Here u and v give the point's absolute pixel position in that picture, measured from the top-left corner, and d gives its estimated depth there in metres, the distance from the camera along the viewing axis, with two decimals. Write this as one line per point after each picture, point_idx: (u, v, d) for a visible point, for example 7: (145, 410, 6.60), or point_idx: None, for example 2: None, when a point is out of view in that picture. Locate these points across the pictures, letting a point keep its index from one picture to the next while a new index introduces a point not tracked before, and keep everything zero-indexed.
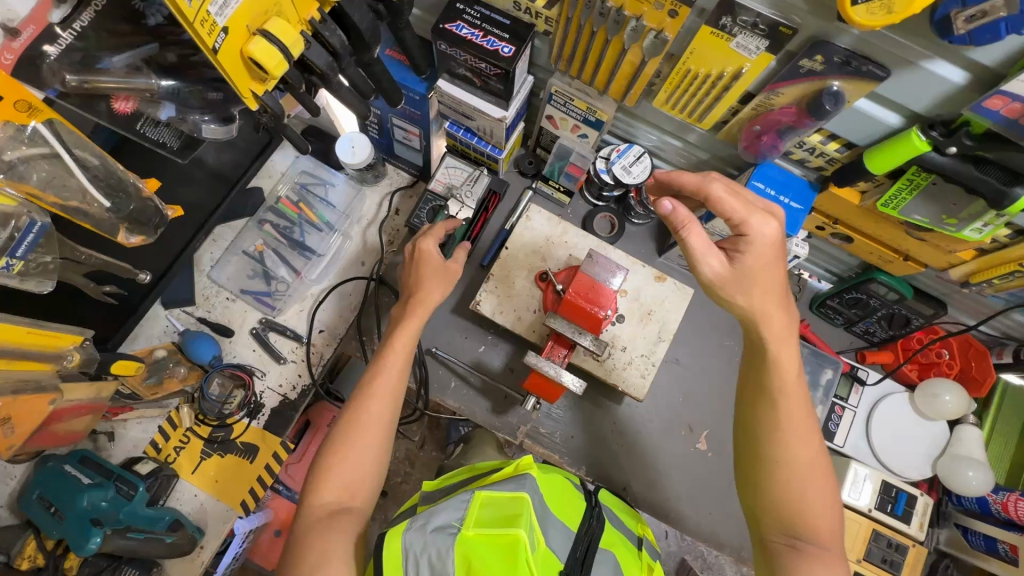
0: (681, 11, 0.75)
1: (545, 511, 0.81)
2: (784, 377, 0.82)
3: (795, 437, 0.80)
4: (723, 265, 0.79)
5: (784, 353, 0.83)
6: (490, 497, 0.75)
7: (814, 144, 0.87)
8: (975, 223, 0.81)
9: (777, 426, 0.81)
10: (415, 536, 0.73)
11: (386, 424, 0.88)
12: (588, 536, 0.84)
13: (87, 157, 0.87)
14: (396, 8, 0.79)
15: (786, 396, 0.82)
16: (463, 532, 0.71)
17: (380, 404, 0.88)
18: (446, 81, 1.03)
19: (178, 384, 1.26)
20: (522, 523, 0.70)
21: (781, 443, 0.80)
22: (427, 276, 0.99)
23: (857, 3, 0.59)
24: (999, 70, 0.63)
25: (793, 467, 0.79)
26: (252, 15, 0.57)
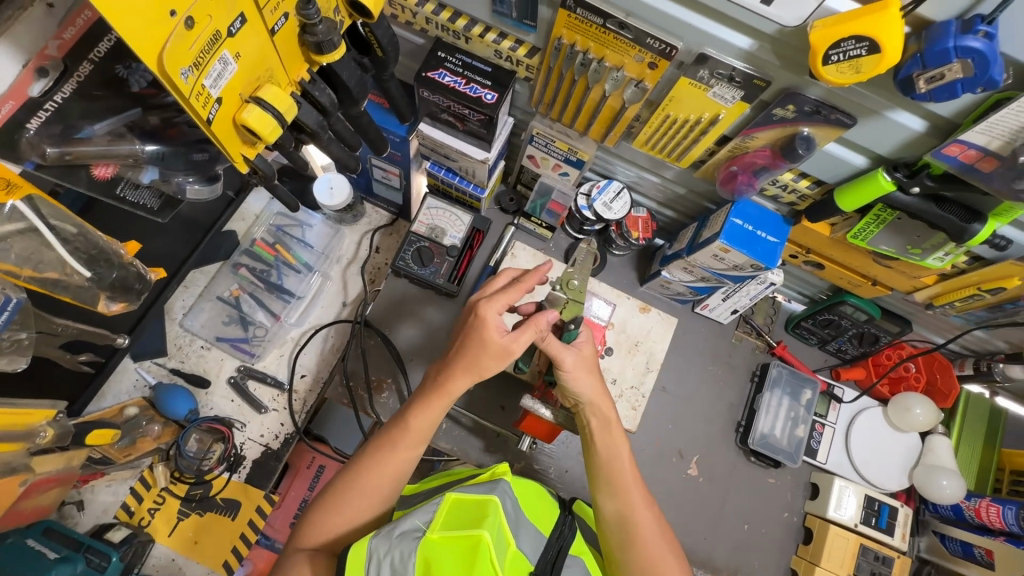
0: (659, 64, 0.78)
1: (518, 514, 0.77)
2: (620, 461, 0.87)
3: (640, 508, 0.84)
4: (576, 359, 0.86)
5: (615, 438, 0.88)
6: (457, 501, 0.72)
7: (786, 182, 0.91)
8: (937, 252, 0.87)
9: (620, 505, 0.84)
10: (381, 541, 0.69)
11: (384, 495, 0.83)
12: (558, 543, 0.79)
13: (64, 228, 0.84)
14: (382, 62, 0.80)
15: (626, 475, 0.86)
16: (429, 534, 0.68)
17: (385, 476, 0.83)
18: (428, 124, 1.05)
19: (152, 443, 1.19)
20: (485, 523, 0.67)
21: (632, 528, 0.83)
22: (481, 348, 0.83)
23: (828, 63, 0.63)
24: (954, 120, 0.69)
25: (642, 541, 0.82)
26: (245, 83, 0.57)
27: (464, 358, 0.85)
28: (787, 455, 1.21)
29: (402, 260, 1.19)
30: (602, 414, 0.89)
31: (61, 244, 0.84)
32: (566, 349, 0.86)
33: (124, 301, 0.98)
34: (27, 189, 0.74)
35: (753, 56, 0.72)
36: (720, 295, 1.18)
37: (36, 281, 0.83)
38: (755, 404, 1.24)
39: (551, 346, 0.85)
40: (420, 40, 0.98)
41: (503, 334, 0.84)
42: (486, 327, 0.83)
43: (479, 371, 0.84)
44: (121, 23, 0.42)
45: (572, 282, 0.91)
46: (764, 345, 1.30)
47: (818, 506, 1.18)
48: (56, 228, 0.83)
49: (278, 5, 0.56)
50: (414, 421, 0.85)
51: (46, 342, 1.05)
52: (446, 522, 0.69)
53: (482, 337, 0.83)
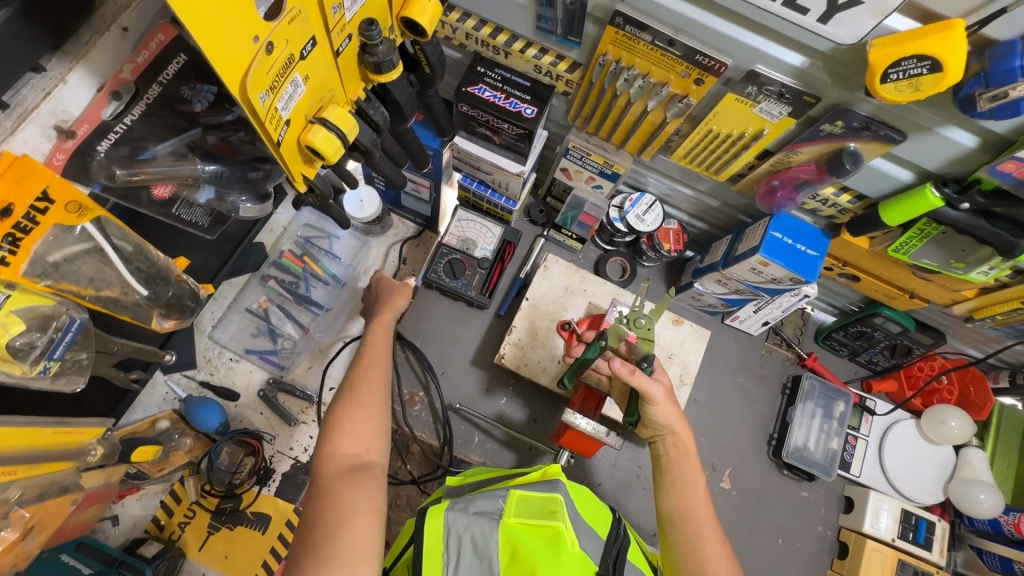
0: (706, 81, 0.78)
1: (578, 514, 0.77)
2: (693, 488, 0.84)
3: (711, 536, 0.80)
4: (664, 392, 0.84)
5: (690, 468, 0.85)
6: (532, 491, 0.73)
7: (826, 196, 0.91)
8: (981, 266, 0.87)
9: (687, 522, 0.81)
10: (457, 515, 0.71)
11: (383, 382, 0.87)
12: (616, 545, 0.78)
13: (124, 246, 0.81)
14: (429, 78, 0.80)
15: (699, 501, 0.83)
16: (506, 519, 0.69)
17: (372, 372, 0.87)
18: (464, 138, 1.05)
19: (184, 456, 1.17)
20: (563, 517, 0.69)
21: (699, 540, 0.80)
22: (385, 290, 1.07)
23: (885, 82, 0.63)
24: (1008, 137, 0.68)
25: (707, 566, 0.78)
26: (311, 104, 0.57)
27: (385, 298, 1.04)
28: (821, 469, 1.20)
29: (434, 273, 1.19)
30: (680, 443, 0.87)
31: (123, 263, 0.83)
32: (653, 383, 0.83)
33: (176, 318, 1.02)
34: (97, 211, 0.71)
35: (804, 73, 0.72)
36: (752, 307, 1.18)
37: (98, 301, 0.81)
38: (788, 417, 1.24)
39: (640, 380, 0.82)
40: (459, 55, 0.99)
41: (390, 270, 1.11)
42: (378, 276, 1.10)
43: (398, 295, 1.04)
44: (213, 48, 0.42)
45: (637, 319, 0.89)
46: (795, 357, 1.30)
47: (854, 520, 1.17)
48: (118, 247, 0.80)
49: (344, 26, 0.57)
50: (374, 342, 0.94)
51: (103, 362, 1.01)
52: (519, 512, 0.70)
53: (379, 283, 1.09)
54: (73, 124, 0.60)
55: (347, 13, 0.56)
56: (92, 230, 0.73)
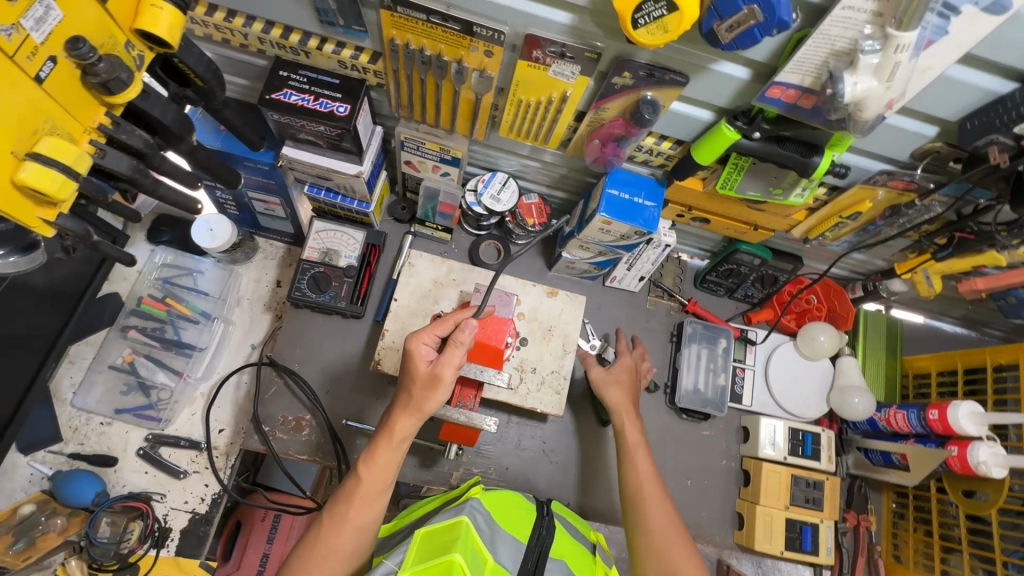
0: (495, 51, 0.78)
1: (493, 529, 0.78)
2: (637, 470, 0.97)
3: (651, 499, 0.93)
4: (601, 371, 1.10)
5: (634, 451, 0.99)
6: (427, 531, 0.72)
7: (650, 146, 0.93)
8: (796, 188, 0.91)
9: (637, 502, 0.93)
10: None
11: (351, 556, 0.79)
12: (538, 547, 0.79)
13: None
14: (206, 91, 0.75)
15: (640, 475, 0.96)
16: (400, 574, 0.67)
17: (348, 537, 0.79)
18: (292, 148, 1.00)
19: (58, 537, 1.09)
20: (455, 547, 0.68)
21: (642, 506, 0.92)
22: (414, 384, 0.84)
23: (638, 27, 0.64)
24: (772, 64, 0.72)
25: (656, 531, 0.89)
26: (14, 140, 0.51)
27: (416, 395, 0.84)
28: (714, 406, 1.25)
29: (298, 289, 1.14)
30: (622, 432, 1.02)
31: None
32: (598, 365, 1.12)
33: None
34: None
35: (576, 29, 0.72)
36: (624, 265, 1.20)
37: None
38: (676, 363, 1.28)
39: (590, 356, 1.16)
40: (261, 61, 0.94)
41: (433, 361, 0.86)
42: (413, 359, 0.85)
43: (416, 408, 0.84)
44: None
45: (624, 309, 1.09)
46: (677, 305, 1.34)
47: (751, 448, 1.23)
48: None
49: (36, 48, 0.52)
50: (365, 478, 0.82)
51: None
52: (417, 556, 0.69)
53: (412, 370, 0.85)
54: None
55: (33, 35, 0.51)
56: None
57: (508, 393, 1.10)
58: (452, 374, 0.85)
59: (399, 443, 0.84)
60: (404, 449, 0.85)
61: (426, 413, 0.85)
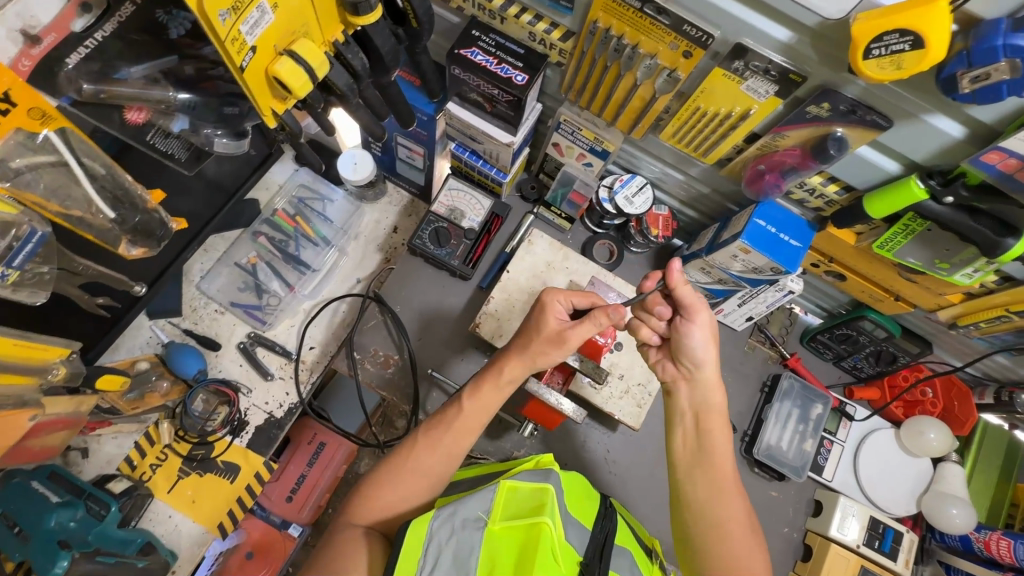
0: (695, 53, 0.77)
1: (566, 505, 0.81)
2: (716, 451, 0.86)
3: (735, 500, 0.84)
4: (709, 322, 0.88)
5: (716, 426, 0.88)
6: (514, 488, 0.76)
7: (814, 186, 0.89)
8: (965, 268, 0.84)
9: (713, 493, 0.84)
10: (440, 525, 0.74)
11: (436, 477, 0.86)
12: (603, 530, 0.83)
13: (93, 166, 0.89)
14: (416, 33, 0.80)
15: (726, 464, 0.86)
16: (490, 525, 0.72)
17: (435, 460, 0.85)
18: (456, 105, 1.05)
19: (159, 399, 1.20)
20: (546, 512, 0.72)
21: (721, 501, 0.84)
22: (541, 338, 0.89)
23: (868, 58, 0.61)
24: (996, 127, 0.66)
25: (730, 529, 0.82)
26: (281, 35, 0.57)
27: (536, 346, 0.89)
28: (792, 469, 1.19)
29: (419, 239, 1.20)
30: (704, 397, 0.88)
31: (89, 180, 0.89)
32: (695, 314, 0.87)
33: (145, 246, 1.02)
34: (63, 122, 0.80)
35: (791, 49, 0.71)
36: (736, 300, 1.16)
37: (64, 218, 0.88)
38: (762, 415, 1.22)
39: (688, 293, 0.87)
40: (456, 18, 0.99)
41: (563, 322, 0.90)
42: (547, 313, 0.90)
43: (532, 356, 0.89)
44: None
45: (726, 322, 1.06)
46: (777, 356, 1.28)
47: (821, 524, 1.16)
48: (86, 166, 0.88)
49: None
50: (465, 410, 0.88)
51: (65, 280, 1.07)
52: (505, 511, 0.74)
53: (542, 323, 0.90)
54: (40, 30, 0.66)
55: None
56: (58, 141, 0.80)
57: (592, 390, 1.09)
58: (577, 341, 0.88)
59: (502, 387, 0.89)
60: (507, 393, 0.91)
61: (537, 364, 0.90)
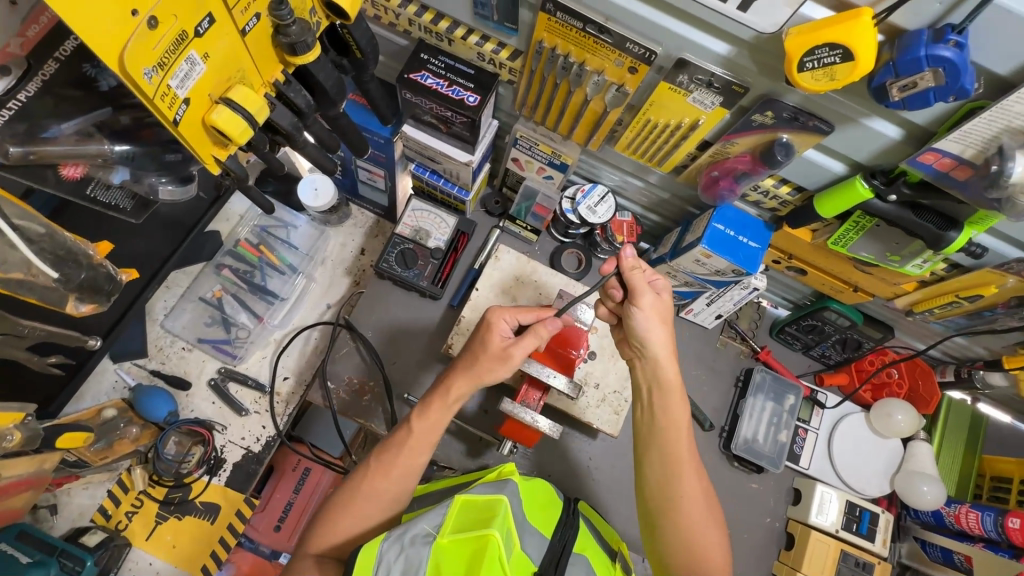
0: (640, 69, 0.78)
1: (523, 516, 0.83)
2: (674, 427, 0.87)
3: (690, 477, 0.85)
4: (652, 301, 0.87)
5: (672, 401, 0.88)
6: (467, 501, 0.77)
7: (767, 188, 0.91)
8: (916, 259, 0.87)
9: (669, 471, 0.85)
10: (390, 545, 0.74)
11: (392, 498, 0.86)
12: (561, 540, 0.85)
13: (31, 227, 0.87)
14: (361, 63, 0.79)
15: (681, 441, 0.86)
16: (439, 538, 0.73)
17: (387, 483, 0.86)
18: (412, 126, 1.05)
19: (130, 445, 1.17)
20: (494, 524, 0.72)
21: (678, 481, 0.84)
22: (484, 356, 0.88)
23: (803, 70, 0.63)
24: (929, 128, 0.69)
25: (688, 509, 0.84)
26: (215, 83, 0.56)
27: (479, 363, 0.89)
28: (770, 461, 1.21)
29: (386, 262, 1.19)
30: (658, 373, 0.89)
31: (27, 244, 0.86)
32: (643, 288, 0.86)
33: (93, 302, 0.98)
34: None
35: (731, 61, 0.72)
36: (704, 299, 1.17)
37: (4, 284, 0.84)
38: (738, 410, 1.25)
39: (636, 277, 0.86)
40: (404, 41, 0.98)
41: (508, 340, 0.89)
42: (491, 332, 0.89)
43: (477, 375, 0.88)
44: (92, 36, 0.42)
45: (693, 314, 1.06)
46: (748, 350, 1.31)
47: (800, 512, 1.18)
48: (22, 228, 0.86)
49: (249, 5, 0.55)
50: (416, 430, 0.88)
51: (11, 344, 1.02)
52: (455, 525, 0.74)
53: (486, 343, 0.89)
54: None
55: None
56: None
57: (568, 402, 1.10)
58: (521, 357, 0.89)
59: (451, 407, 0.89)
60: (456, 409, 0.90)
61: (483, 382, 0.89)
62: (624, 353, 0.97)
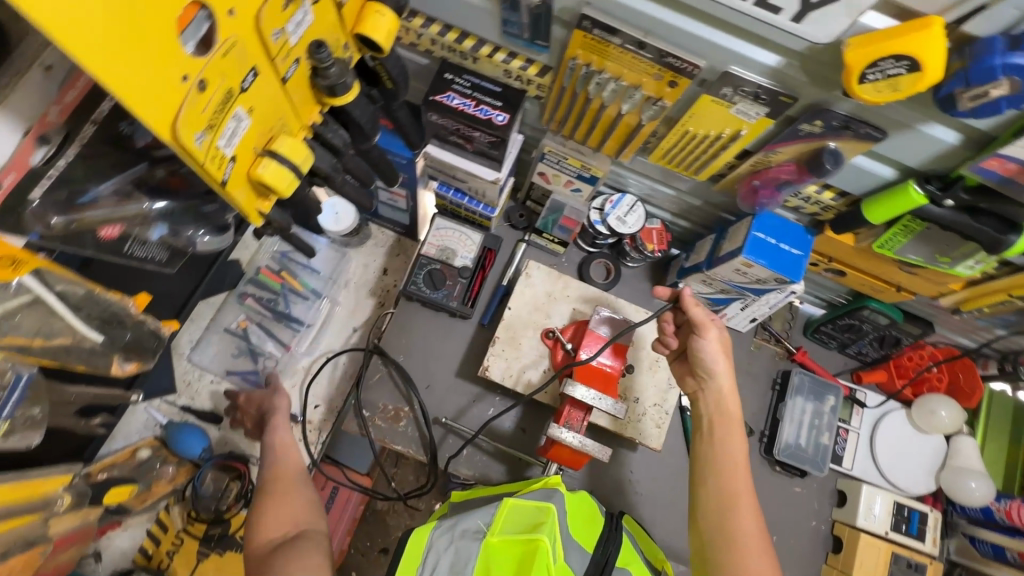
0: (680, 83, 0.75)
1: (568, 529, 0.81)
2: (732, 462, 0.86)
3: (746, 514, 0.82)
4: (718, 335, 0.90)
5: (732, 436, 0.89)
6: (515, 506, 0.76)
7: (809, 194, 0.89)
8: (967, 260, 0.85)
9: (727, 499, 0.84)
10: (441, 533, 0.76)
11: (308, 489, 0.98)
12: (604, 556, 0.82)
13: (74, 292, 0.78)
14: (392, 93, 0.77)
15: (738, 476, 0.85)
16: (489, 538, 0.72)
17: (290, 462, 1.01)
18: (437, 146, 1.03)
19: (167, 485, 1.17)
20: (542, 530, 0.71)
21: (734, 513, 0.82)
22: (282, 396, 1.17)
23: (863, 83, 0.61)
24: (990, 133, 0.66)
25: (742, 543, 0.80)
26: (259, 136, 0.53)
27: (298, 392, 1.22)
28: (813, 464, 1.19)
29: (414, 284, 1.16)
30: (721, 405, 0.91)
31: (73, 311, 0.78)
32: (711, 321, 0.90)
33: (138, 359, 0.97)
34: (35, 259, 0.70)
35: (781, 73, 0.69)
36: (739, 305, 1.15)
37: (48, 353, 0.78)
38: (778, 414, 1.23)
39: (700, 312, 0.90)
40: (426, 61, 0.95)
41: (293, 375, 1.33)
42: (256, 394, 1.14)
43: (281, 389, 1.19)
44: (148, 109, 0.40)
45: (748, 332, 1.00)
46: (784, 351, 1.29)
47: (847, 515, 1.17)
48: (65, 294, 0.76)
49: (290, 51, 0.53)
50: (278, 435, 1.07)
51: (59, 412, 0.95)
52: (504, 527, 0.74)
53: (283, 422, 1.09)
54: (0, 174, 0.52)
55: (291, 38, 0.52)
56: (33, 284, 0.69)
57: (609, 418, 1.08)
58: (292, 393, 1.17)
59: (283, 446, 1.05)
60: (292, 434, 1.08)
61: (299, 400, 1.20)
62: (688, 388, 1.00)
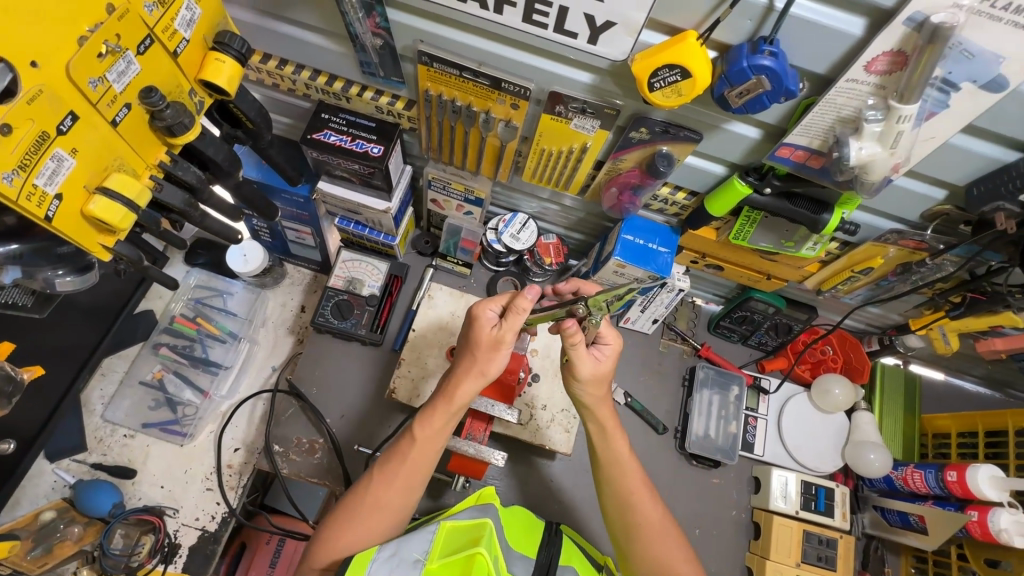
0: (521, 105, 0.83)
1: (506, 543, 0.81)
2: (621, 461, 0.89)
3: (645, 502, 0.88)
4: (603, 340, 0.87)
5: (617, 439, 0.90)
6: (454, 525, 0.76)
7: (665, 196, 0.97)
8: (808, 242, 0.93)
9: (624, 499, 0.88)
10: (380, 566, 0.72)
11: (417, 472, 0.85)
12: (546, 558, 0.82)
13: None
14: (255, 132, 0.82)
15: (628, 476, 0.89)
16: (428, 564, 0.72)
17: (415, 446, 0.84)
18: (328, 183, 1.06)
19: (73, 546, 1.13)
20: (480, 542, 0.71)
21: (631, 505, 0.88)
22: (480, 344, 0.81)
23: (654, 90, 0.68)
24: (782, 125, 0.75)
25: (645, 530, 0.87)
26: (88, 175, 0.57)
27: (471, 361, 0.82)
28: (724, 453, 1.24)
29: (322, 316, 1.19)
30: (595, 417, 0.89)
31: None
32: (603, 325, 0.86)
33: None
34: None
35: (596, 88, 0.78)
36: (637, 307, 1.21)
37: None
38: (688, 408, 1.28)
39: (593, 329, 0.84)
40: (306, 104, 1.02)
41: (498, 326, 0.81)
42: (479, 322, 0.82)
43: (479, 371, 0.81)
44: None
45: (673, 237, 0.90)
46: (690, 349, 1.35)
47: (762, 499, 1.21)
48: None
49: (115, 97, 0.58)
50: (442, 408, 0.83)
51: None
52: (443, 549, 0.73)
53: (477, 333, 0.81)
54: None
55: (115, 85, 0.57)
56: None
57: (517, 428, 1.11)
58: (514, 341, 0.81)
59: (457, 407, 0.83)
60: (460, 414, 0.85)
61: (488, 376, 0.83)
62: None
